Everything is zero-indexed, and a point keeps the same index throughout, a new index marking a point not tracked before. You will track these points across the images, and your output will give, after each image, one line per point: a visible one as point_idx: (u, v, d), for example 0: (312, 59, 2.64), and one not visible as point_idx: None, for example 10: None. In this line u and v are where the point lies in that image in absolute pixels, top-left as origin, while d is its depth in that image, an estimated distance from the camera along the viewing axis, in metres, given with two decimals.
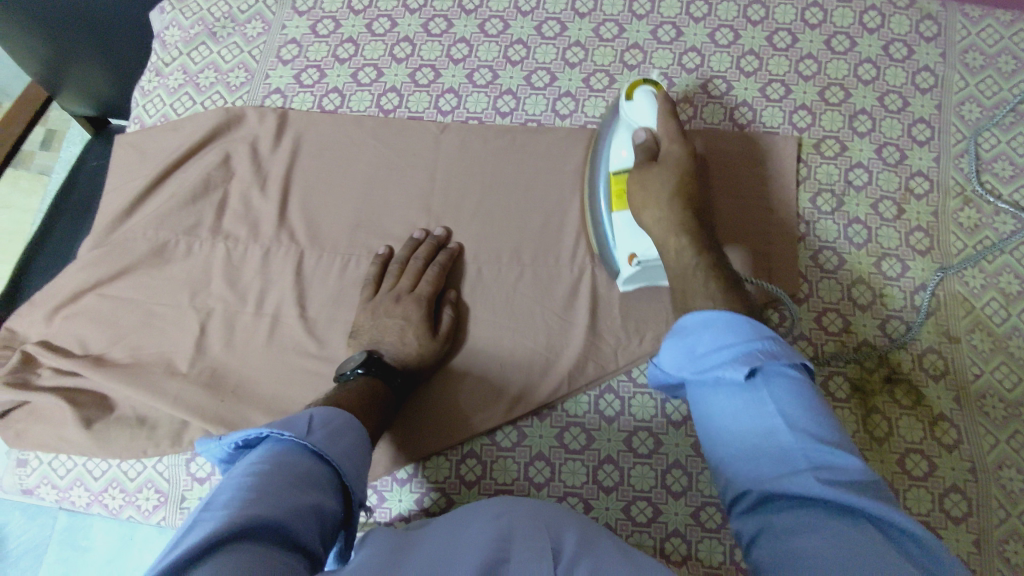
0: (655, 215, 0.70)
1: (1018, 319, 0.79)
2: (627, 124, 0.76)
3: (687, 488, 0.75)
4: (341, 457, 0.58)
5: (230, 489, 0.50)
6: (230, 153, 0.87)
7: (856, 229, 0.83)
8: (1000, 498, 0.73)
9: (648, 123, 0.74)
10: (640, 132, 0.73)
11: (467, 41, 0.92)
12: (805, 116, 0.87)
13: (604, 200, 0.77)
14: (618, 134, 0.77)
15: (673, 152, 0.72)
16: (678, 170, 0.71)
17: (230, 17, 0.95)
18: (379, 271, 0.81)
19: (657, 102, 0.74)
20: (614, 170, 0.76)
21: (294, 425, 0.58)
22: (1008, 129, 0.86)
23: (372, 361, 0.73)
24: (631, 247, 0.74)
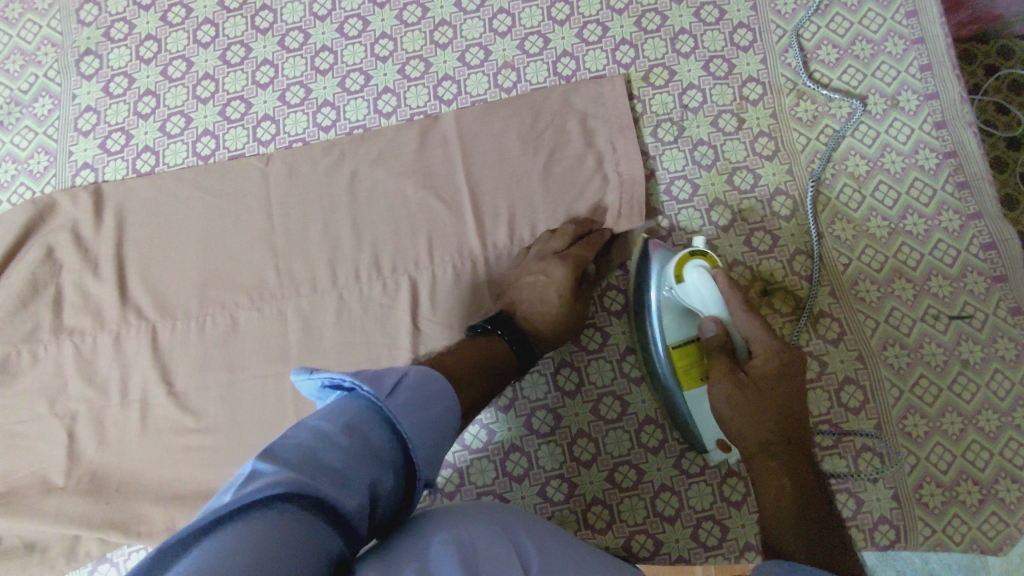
0: (726, 418, 0.64)
1: (873, 199, 0.79)
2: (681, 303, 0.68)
3: (596, 454, 0.75)
4: (421, 431, 0.52)
5: (301, 440, 0.47)
6: (51, 245, 0.82)
7: (702, 151, 0.82)
8: (891, 378, 0.74)
9: (714, 312, 0.66)
10: (709, 321, 0.66)
11: (271, 62, 0.87)
12: (627, 51, 0.85)
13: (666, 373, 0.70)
14: (669, 306, 0.69)
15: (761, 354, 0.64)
16: (762, 386, 0.63)
17: (14, 100, 0.89)
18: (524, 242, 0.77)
19: (713, 281, 0.66)
20: (675, 349, 0.69)
21: (384, 380, 0.52)
22: (825, 12, 0.84)
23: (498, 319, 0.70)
24: (713, 435, 0.69)
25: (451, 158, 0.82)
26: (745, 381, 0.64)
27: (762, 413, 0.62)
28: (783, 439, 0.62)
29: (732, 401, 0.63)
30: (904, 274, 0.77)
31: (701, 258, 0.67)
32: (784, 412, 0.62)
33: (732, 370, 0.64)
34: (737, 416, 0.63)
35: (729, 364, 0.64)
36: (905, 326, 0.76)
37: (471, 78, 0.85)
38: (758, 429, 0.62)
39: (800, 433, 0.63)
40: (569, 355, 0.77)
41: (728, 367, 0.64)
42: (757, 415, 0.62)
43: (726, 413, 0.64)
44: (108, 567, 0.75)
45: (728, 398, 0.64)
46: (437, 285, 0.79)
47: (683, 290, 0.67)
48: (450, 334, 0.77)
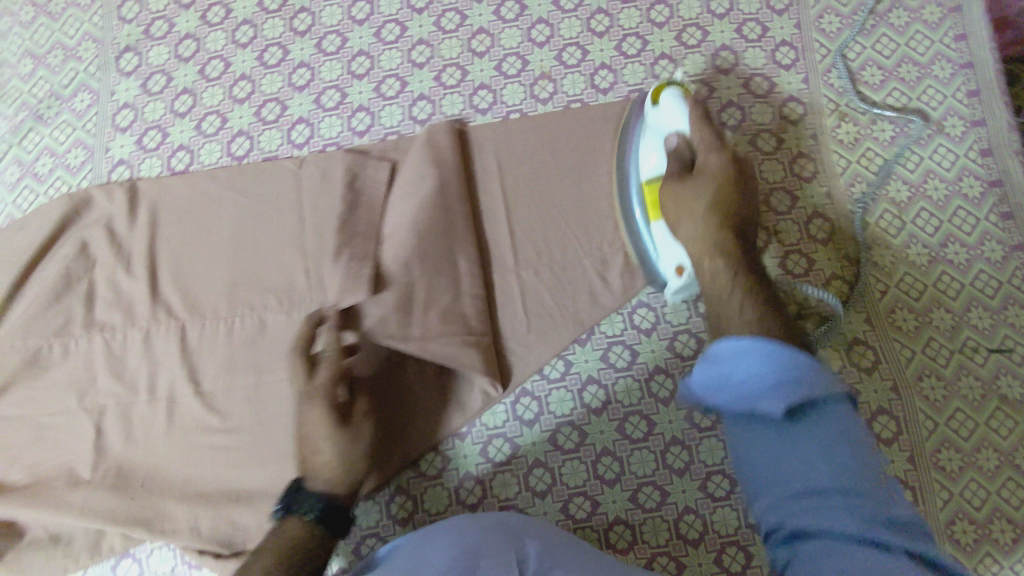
0: (676, 196, 0.67)
1: (988, 221, 0.76)
2: (657, 131, 0.73)
3: (688, 462, 0.73)
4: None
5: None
6: (150, 225, 0.82)
7: (804, 163, 0.80)
8: (1001, 407, 0.71)
9: (678, 127, 0.71)
10: (673, 137, 0.70)
11: (367, 54, 0.89)
12: (728, 57, 0.84)
13: (639, 209, 0.74)
14: (647, 139, 0.74)
15: (710, 162, 0.67)
16: (720, 177, 0.66)
17: (115, 79, 0.91)
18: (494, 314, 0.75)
19: (685, 103, 0.71)
20: (647, 180, 0.73)
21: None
22: (937, 27, 0.83)
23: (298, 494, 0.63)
24: (676, 259, 0.70)
25: (548, 157, 0.82)
26: (709, 179, 0.66)
27: (718, 225, 0.64)
28: (735, 211, 0.65)
29: (682, 206, 0.66)
30: (1018, 300, 0.74)
31: (676, 87, 0.72)
32: (737, 221, 0.65)
33: (684, 177, 0.68)
34: (699, 215, 0.65)
35: (682, 173, 0.68)
36: (1018, 353, 0.73)
37: (568, 77, 0.85)
38: (711, 206, 0.65)
39: (749, 247, 0.64)
40: (663, 361, 0.76)
41: (686, 175, 0.68)
42: (709, 188, 0.66)
43: (682, 220, 0.66)
44: None
45: (679, 195, 0.67)
46: (530, 283, 0.78)
47: (657, 112, 0.72)
48: (543, 334, 0.77)
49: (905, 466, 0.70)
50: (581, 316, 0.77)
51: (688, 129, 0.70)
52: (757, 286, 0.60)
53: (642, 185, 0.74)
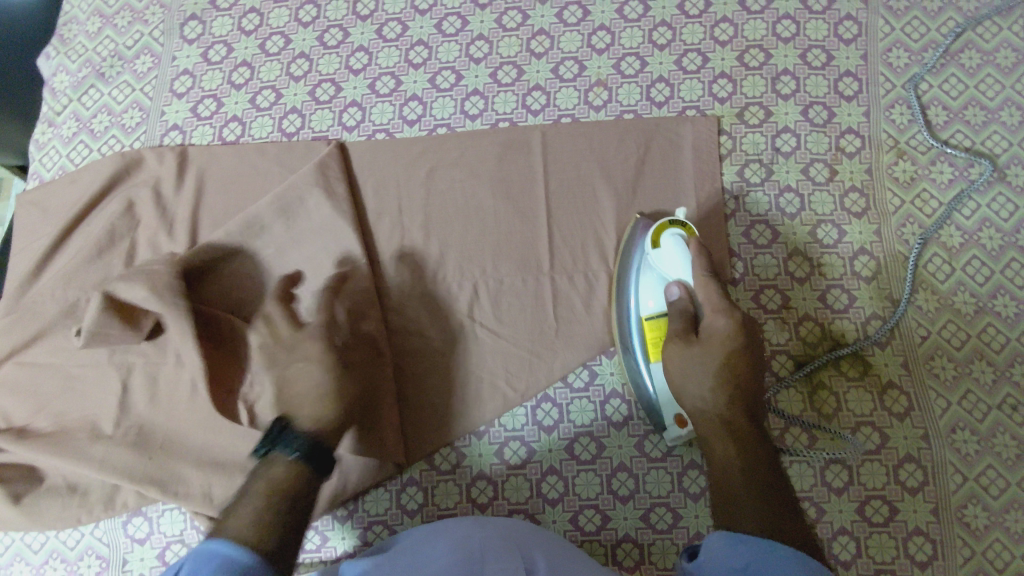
0: (680, 358, 0.67)
1: (963, 273, 0.75)
2: (657, 273, 0.73)
3: (634, 490, 0.73)
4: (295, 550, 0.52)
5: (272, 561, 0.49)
6: (132, 200, 0.83)
7: (788, 198, 0.79)
8: (956, 463, 0.70)
9: (681, 278, 0.70)
10: (674, 287, 0.70)
11: (366, 49, 0.88)
12: (725, 85, 0.83)
13: (637, 349, 0.73)
14: (645, 279, 0.73)
15: (715, 323, 0.67)
16: (723, 340, 0.66)
17: (118, 54, 0.91)
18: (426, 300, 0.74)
19: (689, 251, 0.70)
20: (647, 318, 0.72)
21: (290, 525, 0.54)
22: (939, 72, 0.81)
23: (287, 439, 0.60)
24: (675, 408, 0.71)
25: (532, 170, 0.81)
26: (713, 346, 0.66)
27: (724, 396, 0.65)
28: (741, 374, 0.65)
29: (687, 374, 0.66)
30: (984, 356, 0.73)
31: (679, 229, 0.72)
32: (743, 381, 0.65)
33: (688, 339, 0.68)
34: (707, 381, 0.66)
35: (687, 334, 0.68)
36: (979, 410, 0.72)
37: (562, 91, 0.84)
38: (718, 408, 0.65)
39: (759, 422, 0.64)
40: (621, 386, 0.76)
41: (692, 336, 0.68)
42: (714, 357, 0.66)
43: (689, 382, 0.67)
44: (142, 521, 0.76)
45: (684, 366, 0.67)
46: (501, 295, 0.78)
47: (659, 253, 0.72)
48: (510, 349, 0.77)
49: (852, 515, 0.70)
50: (551, 334, 0.77)
51: (691, 280, 0.70)
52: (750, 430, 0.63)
53: (639, 324, 0.73)
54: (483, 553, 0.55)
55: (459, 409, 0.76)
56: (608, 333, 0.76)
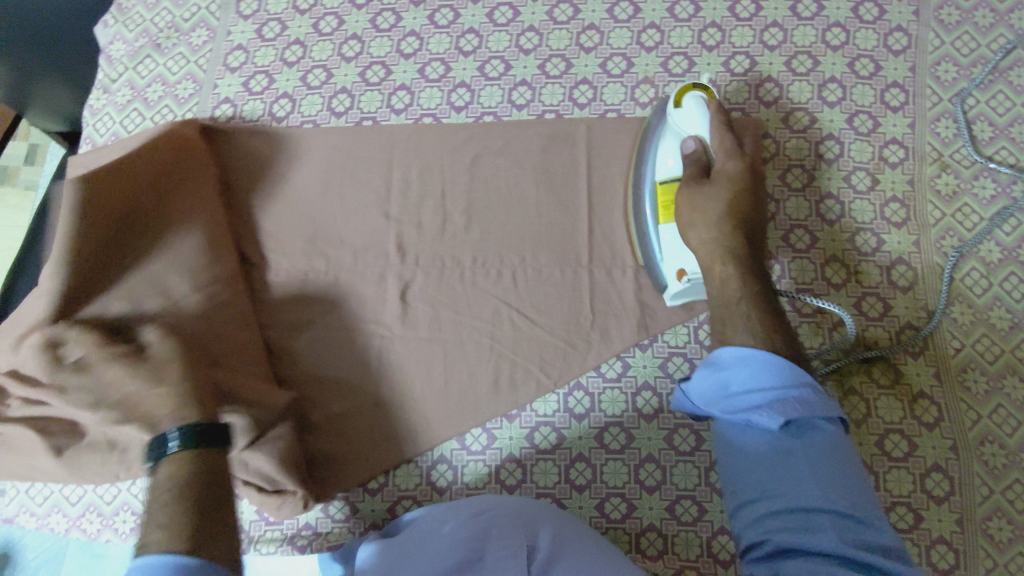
0: (692, 199, 0.70)
1: (1000, 288, 0.76)
2: (675, 133, 0.74)
3: (660, 482, 0.74)
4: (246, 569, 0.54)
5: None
6: None
7: (829, 205, 0.80)
8: (983, 475, 0.71)
9: (697, 132, 0.72)
10: (691, 140, 0.72)
11: (417, 35, 0.89)
12: (772, 89, 0.83)
13: (648, 208, 0.75)
14: (664, 142, 0.75)
15: (726, 167, 0.71)
16: (732, 181, 0.70)
17: (174, 26, 0.93)
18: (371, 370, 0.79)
19: (706, 109, 0.73)
20: (662, 180, 0.74)
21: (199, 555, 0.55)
22: (988, 88, 0.81)
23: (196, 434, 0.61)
24: (681, 261, 0.72)
25: (576, 162, 0.82)
26: (723, 184, 0.70)
27: (732, 234, 0.68)
28: (745, 214, 0.70)
29: (698, 211, 0.69)
30: (1018, 371, 0.73)
31: (701, 90, 0.74)
32: (748, 224, 0.69)
33: (701, 181, 0.70)
34: (712, 217, 0.69)
35: (699, 178, 0.71)
36: (1009, 425, 0.72)
37: (609, 86, 0.85)
38: (723, 225, 0.68)
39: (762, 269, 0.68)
40: (654, 379, 0.77)
41: (704, 179, 0.71)
42: (724, 193, 0.69)
43: (696, 221, 0.69)
44: None
45: (696, 206, 0.69)
46: (539, 283, 0.79)
47: (678, 111, 0.74)
48: (546, 336, 0.78)
49: None
50: (587, 324, 0.78)
51: (706, 135, 0.72)
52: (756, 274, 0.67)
53: (653, 185, 0.75)
54: (487, 532, 0.59)
55: (492, 393, 0.77)
56: (644, 325, 0.77)
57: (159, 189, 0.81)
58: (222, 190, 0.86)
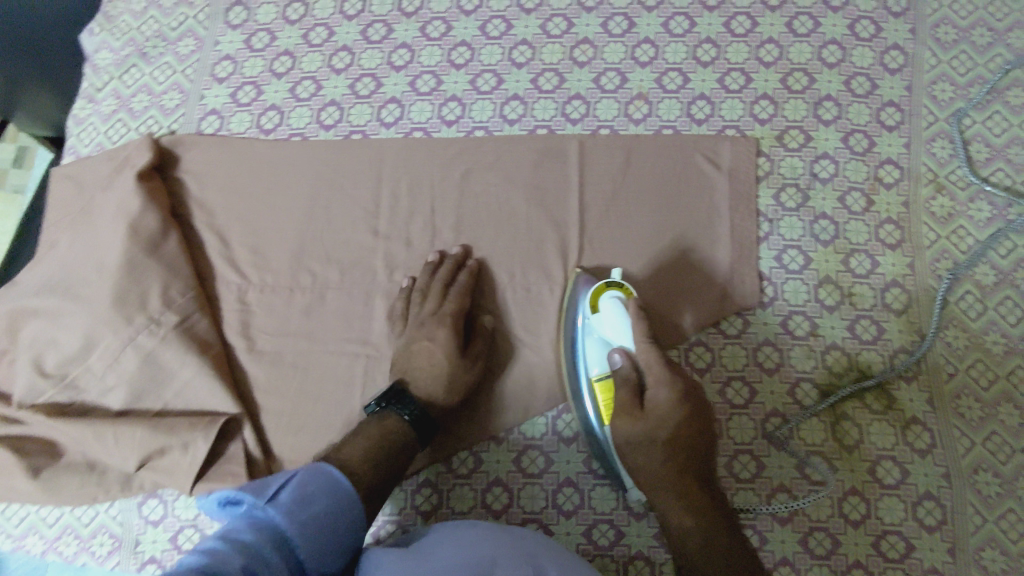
0: (639, 446, 0.66)
1: (995, 312, 0.75)
2: (599, 339, 0.71)
3: (649, 508, 0.73)
4: (303, 528, 0.55)
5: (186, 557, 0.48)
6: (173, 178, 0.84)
7: (823, 226, 0.79)
8: (976, 504, 0.70)
9: (625, 344, 0.68)
10: (617, 353, 0.68)
11: (409, 47, 0.88)
12: (767, 107, 0.82)
13: (590, 402, 0.71)
14: (589, 346, 0.71)
15: (657, 398, 0.66)
16: (666, 418, 0.65)
17: (161, 35, 0.92)
18: (406, 300, 0.78)
19: (625, 309, 0.68)
20: (596, 380, 0.70)
21: (265, 489, 0.57)
22: (985, 108, 0.80)
23: (391, 396, 0.71)
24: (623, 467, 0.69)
25: (567, 179, 0.81)
26: (654, 425, 0.66)
27: (670, 465, 0.65)
28: (692, 447, 0.66)
29: (637, 456, 0.67)
30: (1012, 398, 0.73)
31: (617, 290, 0.70)
32: (689, 446, 0.66)
33: (634, 416, 0.66)
34: (660, 443, 0.65)
35: (631, 411, 0.66)
36: (1002, 453, 0.71)
37: (602, 102, 0.84)
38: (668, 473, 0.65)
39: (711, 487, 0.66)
40: None
41: (637, 411, 0.67)
42: (660, 429, 0.65)
43: (637, 453, 0.66)
44: (157, 503, 0.76)
45: (635, 453, 0.67)
46: (528, 304, 0.78)
47: (598, 319, 0.70)
48: (535, 357, 0.77)
49: (867, 550, 0.70)
50: None
51: (634, 347, 0.68)
52: (701, 489, 0.65)
53: (591, 383, 0.71)
54: (491, 565, 0.56)
55: (479, 414, 0.76)
56: None
57: (142, 202, 0.79)
58: (207, 203, 0.84)
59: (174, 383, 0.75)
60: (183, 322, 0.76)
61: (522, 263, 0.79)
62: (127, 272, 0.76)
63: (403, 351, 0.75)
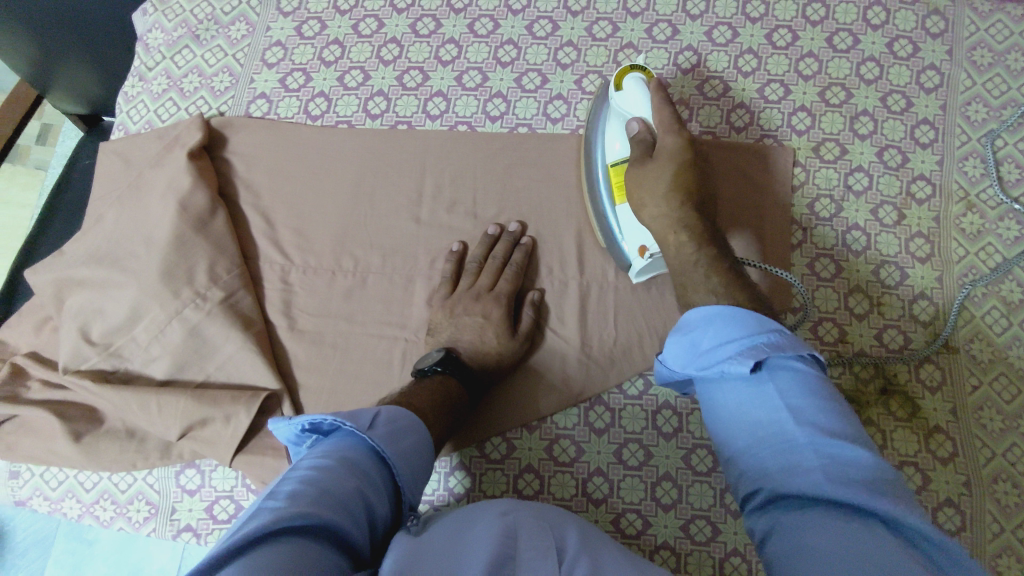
0: (639, 178, 0.70)
1: (1019, 328, 0.77)
2: (619, 116, 0.75)
3: (676, 501, 0.74)
4: (400, 457, 0.59)
5: (295, 481, 0.51)
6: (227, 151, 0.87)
7: (855, 236, 0.81)
8: (994, 512, 0.72)
9: (641, 113, 0.73)
10: (635, 122, 0.73)
11: (456, 42, 0.90)
12: (804, 118, 0.84)
13: (606, 193, 0.77)
14: (611, 124, 0.76)
15: (666, 143, 0.69)
16: (672, 157, 0.69)
17: (214, 18, 0.94)
18: (457, 269, 0.81)
19: (646, 87, 0.73)
20: (612, 162, 0.75)
21: (360, 418, 0.59)
22: (1016, 131, 0.83)
23: (449, 359, 0.73)
24: (642, 239, 0.73)
25: None
26: (665, 163, 0.69)
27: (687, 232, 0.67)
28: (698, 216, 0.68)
29: (647, 192, 0.69)
30: None
31: (639, 71, 0.74)
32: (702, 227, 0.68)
33: (644, 159, 0.70)
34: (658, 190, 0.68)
35: (643, 155, 0.71)
36: (1022, 464, 0.73)
37: None
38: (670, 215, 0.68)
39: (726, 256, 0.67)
40: (674, 398, 0.77)
41: (648, 157, 0.70)
42: (666, 172, 0.68)
43: (647, 199, 0.69)
44: (194, 473, 0.78)
45: (641, 179, 0.69)
46: (565, 297, 0.80)
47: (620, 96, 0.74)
48: (571, 352, 0.78)
49: None
50: (610, 342, 0.78)
51: (650, 114, 0.72)
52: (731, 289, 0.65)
53: (607, 167, 0.76)
54: (516, 530, 0.55)
55: (514, 402, 0.78)
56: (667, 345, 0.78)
57: (192, 179, 0.81)
58: (254, 184, 0.86)
59: (218, 357, 0.78)
60: (228, 299, 0.78)
61: (561, 256, 0.81)
62: (176, 247, 0.78)
63: (454, 323, 0.77)
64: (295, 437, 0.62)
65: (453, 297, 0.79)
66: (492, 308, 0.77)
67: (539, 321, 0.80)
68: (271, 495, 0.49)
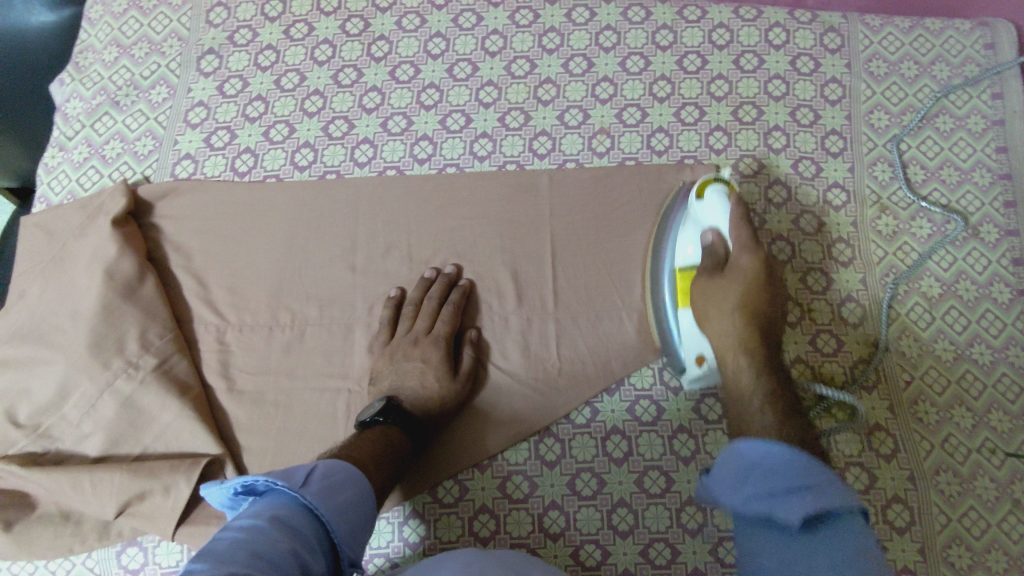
0: (706, 291, 0.71)
1: (942, 321, 0.80)
2: (696, 223, 0.76)
3: (634, 525, 0.74)
4: (337, 512, 0.57)
5: (225, 544, 0.48)
6: (157, 215, 0.86)
7: (780, 246, 0.83)
8: (940, 504, 0.73)
9: (717, 223, 0.74)
10: (709, 233, 0.74)
11: (379, 90, 0.92)
12: (720, 138, 0.88)
13: (669, 291, 0.77)
14: (685, 229, 0.77)
15: (742, 261, 0.70)
16: (748, 277, 0.70)
17: (133, 83, 0.94)
18: (393, 314, 0.80)
19: (727, 201, 0.74)
20: (681, 266, 0.76)
21: (294, 475, 0.58)
22: (918, 134, 0.87)
23: (390, 408, 0.72)
24: (699, 348, 0.73)
25: (537, 211, 0.85)
26: (737, 281, 0.70)
27: (745, 327, 0.68)
28: (759, 310, 0.69)
29: (713, 303, 0.70)
30: (964, 401, 0.77)
31: (721, 183, 0.75)
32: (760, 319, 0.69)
33: (716, 274, 0.72)
34: (728, 309, 0.69)
35: (715, 270, 0.72)
36: (960, 453, 0.75)
37: (567, 137, 0.89)
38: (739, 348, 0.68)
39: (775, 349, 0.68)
40: (622, 423, 0.77)
41: (718, 271, 0.72)
42: (735, 292, 0.69)
43: (713, 306, 0.70)
44: (136, 551, 0.75)
45: (710, 294, 0.70)
46: (505, 332, 0.80)
47: (700, 206, 0.75)
48: (515, 386, 0.78)
49: None
50: (554, 373, 0.79)
51: (725, 227, 0.73)
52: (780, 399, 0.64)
53: (674, 270, 0.77)
54: None
55: (464, 445, 0.77)
56: (610, 371, 0.78)
57: (118, 246, 0.80)
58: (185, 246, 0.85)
59: (154, 427, 0.75)
60: (161, 365, 0.76)
61: (500, 289, 0.82)
62: (103, 317, 0.76)
63: (393, 370, 0.77)
64: (225, 501, 0.60)
65: (392, 344, 0.79)
66: (431, 351, 0.77)
67: (480, 358, 0.80)
68: (197, 560, 0.47)
